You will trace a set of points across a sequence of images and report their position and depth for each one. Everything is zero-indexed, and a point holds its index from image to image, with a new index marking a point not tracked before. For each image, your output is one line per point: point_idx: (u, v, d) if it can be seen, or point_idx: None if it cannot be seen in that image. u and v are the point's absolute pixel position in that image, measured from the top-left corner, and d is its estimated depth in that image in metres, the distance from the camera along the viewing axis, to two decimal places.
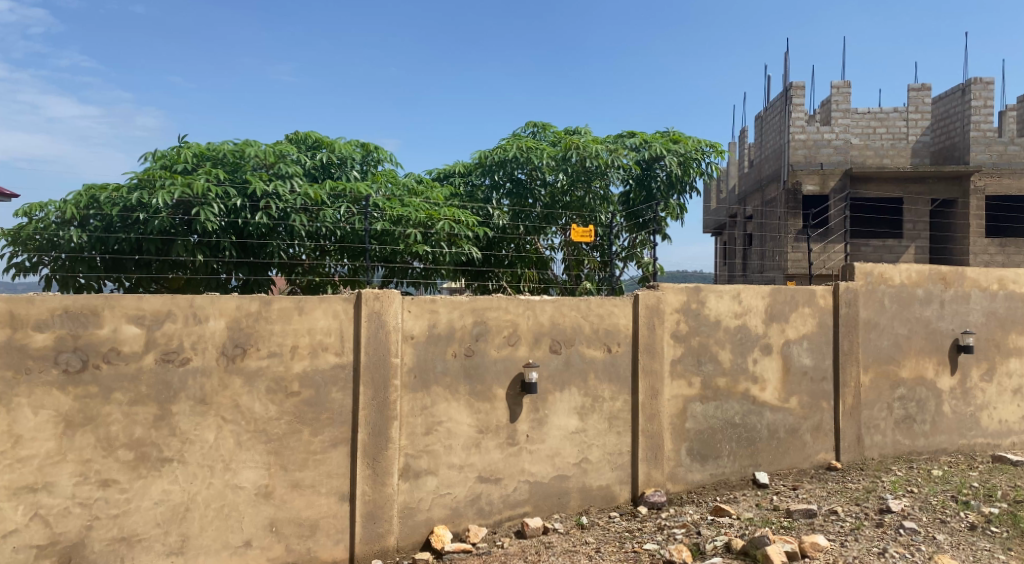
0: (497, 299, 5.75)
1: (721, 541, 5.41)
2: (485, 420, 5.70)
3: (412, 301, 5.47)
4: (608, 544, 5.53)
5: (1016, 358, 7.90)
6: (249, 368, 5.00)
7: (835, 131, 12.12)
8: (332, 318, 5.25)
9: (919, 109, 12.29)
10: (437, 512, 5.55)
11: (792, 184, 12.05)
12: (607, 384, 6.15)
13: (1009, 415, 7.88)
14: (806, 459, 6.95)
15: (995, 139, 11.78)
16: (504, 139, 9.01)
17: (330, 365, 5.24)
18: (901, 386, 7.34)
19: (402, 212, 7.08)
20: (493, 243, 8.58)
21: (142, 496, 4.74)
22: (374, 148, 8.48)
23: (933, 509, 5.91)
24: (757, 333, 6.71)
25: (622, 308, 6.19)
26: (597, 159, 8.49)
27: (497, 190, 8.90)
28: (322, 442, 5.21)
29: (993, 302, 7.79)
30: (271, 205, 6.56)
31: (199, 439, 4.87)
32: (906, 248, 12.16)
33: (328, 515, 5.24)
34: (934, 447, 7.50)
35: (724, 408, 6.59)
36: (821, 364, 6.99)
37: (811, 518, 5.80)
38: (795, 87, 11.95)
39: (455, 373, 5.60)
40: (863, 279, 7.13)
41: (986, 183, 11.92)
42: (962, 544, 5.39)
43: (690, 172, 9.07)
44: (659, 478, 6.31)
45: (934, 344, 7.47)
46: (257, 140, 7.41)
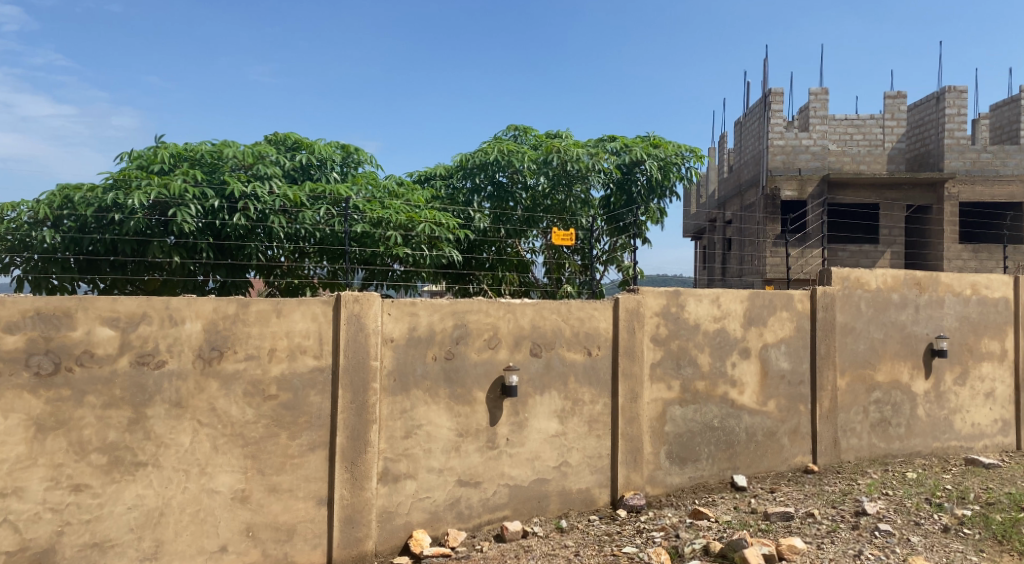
0: (478, 302, 5.73)
1: (699, 544, 5.43)
2: (464, 424, 5.68)
3: (392, 304, 5.44)
4: (588, 547, 5.52)
5: (988, 363, 8.03)
6: (225, 371, 4.95)
7: (813, 137, 12.22)
8: (311, 321, 5.20)
9: (895, 116, 12.46)
10: (416, 516, 5.53)
11: (770, 190, 12.13)
12: (586, 387, 6.15)
13: (982, 418, 8.00)
14: (783, 462, 7.00)
15: (968, 147, 11.98)
16: (485, 142, 9.01)
17: (308, 368, 5.19)
18: (877, 389, 7.42)
19: (382, 214, 7.04)
20: (474, 247, 8.55)
21: (115, 501, 4.67)
22: (354, 150, 8.43)
23: (907, 511, 5.98)
24: (736, 337, 6.76)
25: (602, 311, 6.20)
26: (578, 163, 8.53)
27: (478, 193, 8.89)
28: (299, 446, 5.16)
29: (967, 307, 7.91)
30: (248, 207, 6.50)
31: (174, 443, 4.81)
32: (881, 253, 12.30)
33: (306, 520, 5.19)
34: (909, 450, 7.59)
35: (703, 411, 6.62)
36: (798, 368, 7.05)
37: (787, 520, 5.84)
38: (774, 93, 12.05)
39: (435, 376, 5.58)
40: (840, 284, 7.21)
41: (959, 191, 12.09)
42: (936, 546, 5.46)
43: (669, 177, 9.14)
44: (638, 481, 6.33)
45: (909, 348, 7.57)
46: (235, 140, 7.36)
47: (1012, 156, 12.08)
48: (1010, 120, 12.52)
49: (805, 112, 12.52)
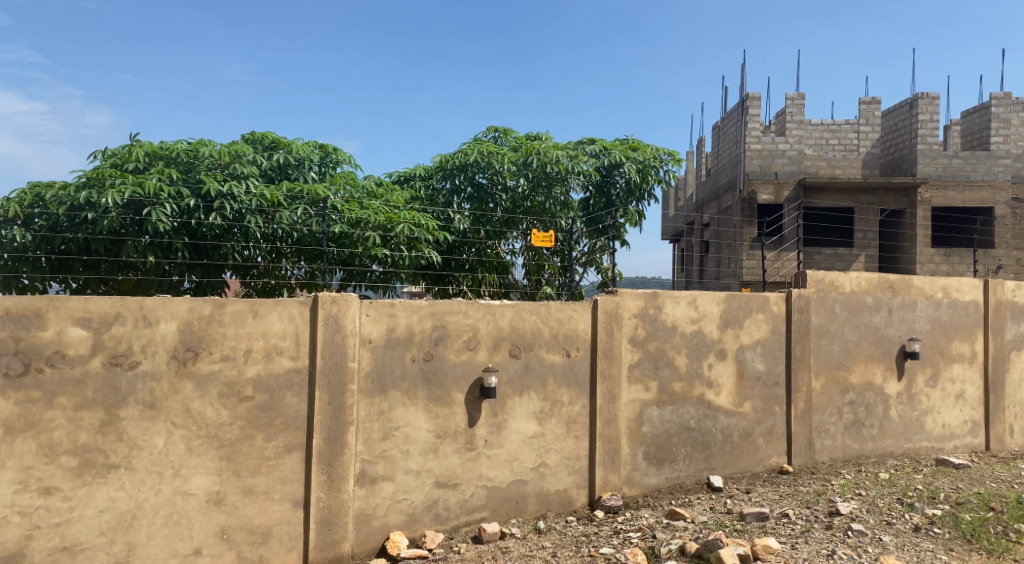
0: (457, 303, 5.73)
1: (676, 545, 5.46)
2: (443, 425, 5.67)
3: (370, 305, 5.41)
4: (565, 549, 5.53)
5: (959, 365, 8.16)
6: (201, 372, 4.90)
7: (789, 142, 12.33)
8: (287, 322, 5.16)
9: (869, 121, 12.66)
10: (393, 518, 5.51)
11: (747, 194, 12.28)
12: (565, 388, 6.17)
13: (952, 419, 8.13)
14: (759, 462, 7.06)
15: (941, 152, 12.19)
16: (465, 143, 9.00)
17: (285, 369, 5.15)
18: (851, 391, 7.52)
19: (360, 214, 7.04)
20: (454, 247, 8.55)
21: (87, 504, 4.60)
22: (333, 150, 8.39)
23: (880, 511, 6.06)
24: (712, 339, 6.81)
25: (581, 313, 6.22)
26: (557, 165, 8.57)
27: (457, 194, 8.88)
28: (275, 448, 5.12)
29: (938, 310, 8.05)
30: (225, 207, 6.43)
31: (147, 445, 4.75)
32: (856, 256, 12.46)
33: (281, 522, 5.14)
34: (881, 451, 7.69)
35: (679, 412, 6.67)
36: (774, 369, 7.13)
37: (762, 521, 5.89)
38: (751, 97, 12.17)
39: (413, 378, 5.57)
40: (815, 287, 7.31)
41: (932, 196, 12.29)
42: (907, 545, 5.54)
43: (648, 180, 9.20)
44: (616, 481, 6.36)
45: (882, 351, 7.68)
46: (211, 139, 7.29)
47: (983, 162, 12.27)
48: (981, 126, 12.73)
49: (782, 117, 12.67)
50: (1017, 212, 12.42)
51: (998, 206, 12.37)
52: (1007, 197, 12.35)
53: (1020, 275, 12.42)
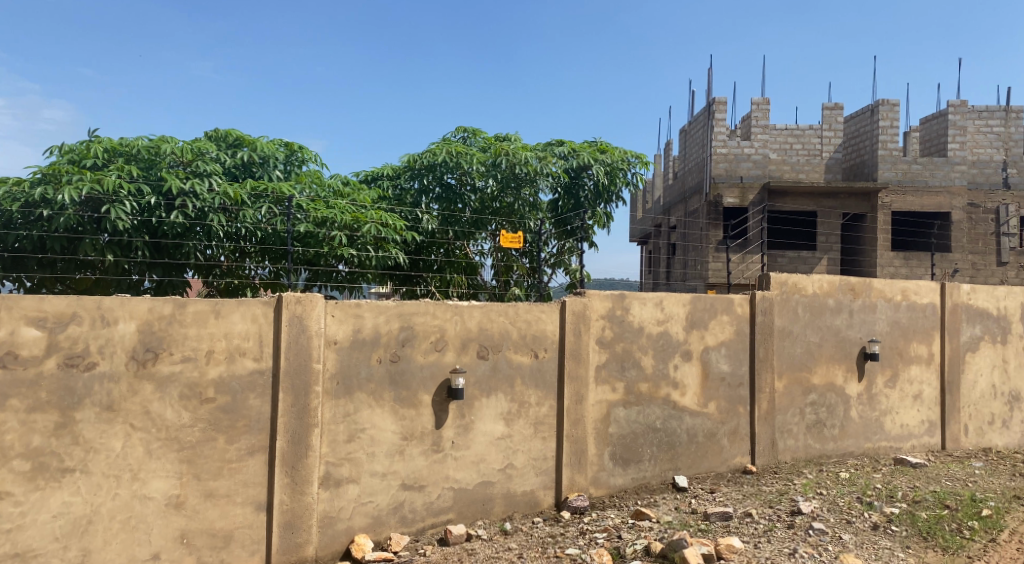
0: (424, 304, 5.70)
1: (641, 545, 5.49)
2: (409, 427, 5.63)
3: (336, 306, 5.35)
4: (531, 550, 5.52)
5: (917, 366, 8.35)
6: (160, 373, 4.80)
7: (754, 146, 12.53)
8: (250, 322, 5.08)
9: (833, 127, 12.92)
10: (358, 521, 5.46)
11: (713, 197, 12.41)
12: (533, 389, 6.17)
13: (910, 419, 8.31)
14: (723, 463, 7.14)
15: (900, 158, 12.48)
16: (434, 143, 8.97)
17: (247, 371, 5.07)
18: (813, 391, 7.64)
19: (326, 213, 6.96)
20: (422, 248, 8.52)
21: (40, 508, 4.48)
22: (299, 148, 8.29)
23: (840, 510, 6.17)
24: (678, 340, 6.88)
25: (549, 314, 6.23)
26: (526, 166, 8.60)
27: (426, 194, 8.83)
28: (237, 451, 5.03)
29: (897, 312, 8.22)
30: (186, 205, 6.32)
31: (104, 448, 4.64)
32: (819, 259, 12.67)
33: (243, 526, 5.06)
34: (842, 451, 7.83)
35: (645, 413, 6.71)
36: (738, 370, 7.22)
37: (726, 520, 5.96)
38: (718, 101, 12.31)
39: (380, 379, 5.52)
40: (778, 289, 7.42)
41: (892, 200, 12.55)
42: (866, 543, 5.64)
43: (616, 182, 9.27)
44: (582, 482, 6.38)
45: (843, 352, 7.82)
46: (173, 136, 7.15)
47: (941, 168, 12.57)
48: (938, 133, 13.06)
49: (748, 122, 12.87)
50: (973, 217, 12.73)
51: (955, 211, 12.66)
52: (964, 203, 12.66)
53: (975, 278, 12.73)
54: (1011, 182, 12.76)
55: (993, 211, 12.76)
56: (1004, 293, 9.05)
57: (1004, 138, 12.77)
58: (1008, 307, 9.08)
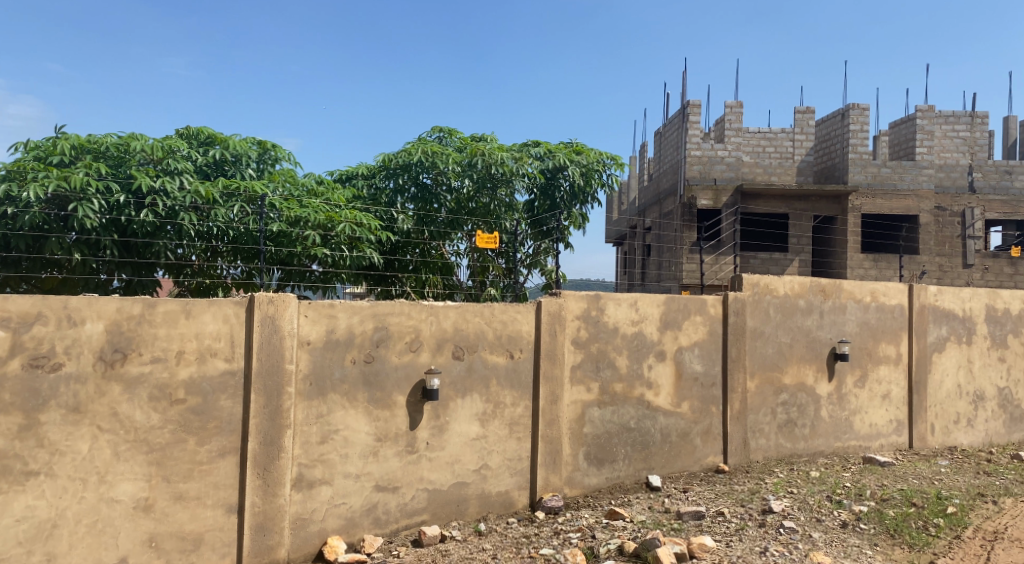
0: (399, 304, 5.68)
1: (614, 544, 5.51)
2: (383, 428, 5.60)
3: (309, 306, 5.31)
4: (505, 550, 5.52)
5: (885, 366, 8.49)
6: (129, 374, 4.72)
7: (728, 149, 12.69)
8: (222, 322, 5.02)
9: (805, 130, 13.16)
10: (331, 523, 5.41)
11: (688, 199, 12.49)
12: (508, 390, 6.17)
13: (878, 419, 8.44)
14: (696, 462, 7.20)
15: (870, 161, 12.69)
16: (409, 142, 8.94)
17: (218, 372, 5.00)
18: (784, 391, 7.73)
19: (300, 213, 6.92)
20: (397, 248, 8.48)
21: (3, 512, 4.38)
22: (272, 147, 8.21)
23: (810, 509, 6.25)
24: (652, 340, 6.93)
25: (524, 315, 6.24)
26: (501, 167, 8.63)
27: (401, 194, 8.79)
28: (208, 452, 4.97)
29: (866, 313, 8.36)
30: (157, 203, 6.23)
31: (71, 451, 4.56)
32: (790, 261, 12.82)
33: (214, 529, 5.00)
34: (813, 450, 7.93)
35: (620, 413, 6.75)
36: (711, 370, 7.28)
37: (699, 519, 6.01)
38: (693, 104, 12.42)
39: (353, 380, 5.49)
40: (751, 290, 7.50)
41: (862, 203, 12.75)
42: (835, 541, 5.72)
43: (591, 183, 9.33)
44: (556, 482, 6.39)
45: (813, 352, 7.93)
46: (143, 133, 7.04)
47: (909, 171, 12.80)
48: (907, 137, 13.30)
49: (721, 125, 13.01)
50: (940, 220, 12.98)
51: (923, 214, 12.89)
52: (931, 206, 12.90)
53: (941, 280, 12.98)
54: (977, 186, 13.04)
55: (959, 214, 13.00)
56: (969, 294, 9.24)
57: (969, 142, 12.93)
58: (973, 309, 9.28)
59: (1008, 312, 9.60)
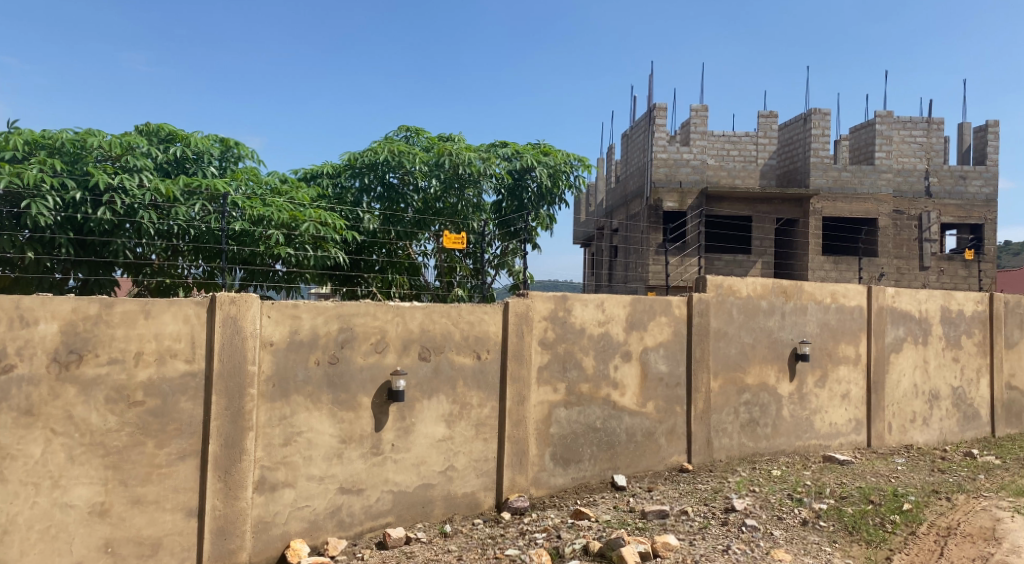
0: (365, 305, 5.63)
1: (579, 544, 5.53)
2: (348, 430, 5.55)
3: (272, 307, 5.23)
4: (471, 551, 5.51)
5: (845, 366, 8.66)
6: (85, 376, 4.61)
7: (693, 152, 12.75)
8: (182, 323, 4.93)
9: (767, 134, 13.31)
10: (294, 526, 5.35)
11: (654, 201, 12.63)
12: (474, 391, 6.16)
13: (838, 418, 8.61)
14: (660, 461, 7.26)
15: (831, 165, 12.95)
16: (375, 141, 8.90)
17: (178, 373, 4.91)
18: (747, 391, 7.84)
19: (263, 212, 6.84)
20: (363, 248, 8.43)
21: None
22: (234, 144, 8.11)
23: (772, 507, 6.35)
24: (618, 341, 6.97)
25: (492, 315, 6.23)
26: (469, 167, 8.65)
27: (367, 193, 8.74)
28: (168, 455, 4.87)
29: (827, 314, 8.51)
30: (115, 201, 6.10)
31: (23, 455, 4.44)
32: (753, 263, 13.01)
33: (173, 533, 4.90)
34: (774, 449, 8.06)
35: (586, 413, 6.78)
36: (675, 370, 7.35)
37: (663, 518, 6.06)
38: (659, 107, 12.53)
39: (317, 382, 5.42)
40: (714, 291, 7.60)
41: (823, 206, 12.99)
42: (795, 539, 5.82)
43: (558, 185, 9.39)
44: (523, 483, 6.39)
45: (775, 353, 8.06)
46: (100, 129, 6.88)
47: (868, 175, 13.03)
48: (867, 142, 13.58)
49: (687, 127, 13.05)
50: (897, 224, 13.30)
51: (881, 217, 13.18)
52: (889, 210, 13.20)
53: (899, 282, 13.27)
54: (933, 190, 13.37)
55: (916, 218, 13.34)
56: (925, 296, 9.48)
57: (925, 148, 13.31)
58: (929, 310, 9.51)
59: (962, 313, 9.87)
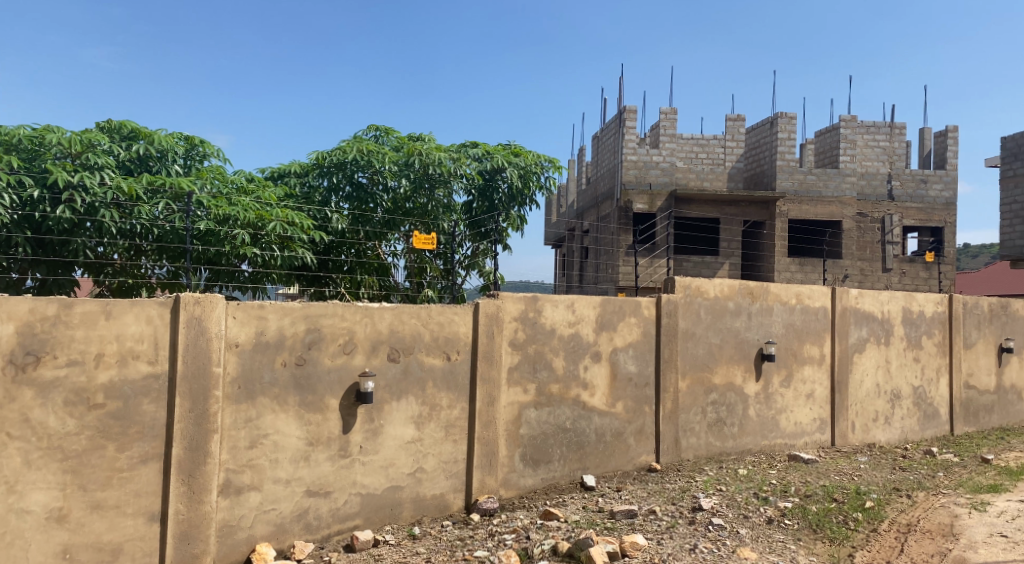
0: (333, 306, 5.57)
1: (549, 545, 5.53)
2: (315, 432, 5.49)
3: (238, 307, 5.15)
4: (439, 553, 5.48)
5: (809, 366, 8.79)
6: (43, 378, 4.50)
7: (662, 154, 12.94)
8: (145, 324, 4.83)
9: (735, 138, 13.51)
10: (260, 529, 5.27)
11: (623, 203, 12.74)
12: (444, 392, 6.14)
13: (803, 417, 8.74)
14: (629, 461, 7.30)
15: (797, 168, 13.16)
16: (344, 140, 8.84)
17: (141, 375, 4.81)
18: (714, 391, 7.93)
19: (228, 211, 6.74)
20: (331, 248, 8.35)
21: None
22: (199, 142, 7.99)
23: (738, 506, 6.42)
24: (588, 342, 7.00)
25: (462, 316, 6.22)
26: (439, 167, 8.65)
27: (335, 193, 8.65)
28: (129, 459, 4.77)
29: (792, 315, 8.64)
30: (75, 199, 5.97)
31: None
32: (721, 264, 13.16)
33: (134, 538, 4.80)
34: (741, 448, 8.15)
35: (556, 414, 6.79)
36: (644, 371, 7.40)
37: (631, 518, 6.10)
38: (629, 110, 12.62)
39: (284, 384, 5.35)
40: (682, 292, 7.67)
41: (789, 209, 13.19)
42: (761, 537, 5.89)
43: (529, 185, 9.42)
44: (492, 484, 6.38)
45: (742, 353, 8.16)
46: (59, 125, 6.71)
47: (832, 179, 13.30)
48: (831, 146, 13.84)
49: (655, 131, 13.32)
50: (861, 226, 13.55)
51: (845, 220, 13.42)
52: (853, 212, 13.44)
53: (863, 283, 13.53)
54: (895, 194, 13.65)
55: (879, 220, 13.60)
56: (887, 297, 9.67)
57: (888, 152, 13.56)
58: (891, 311, 9.71)
59: (922, 314, 10.09)
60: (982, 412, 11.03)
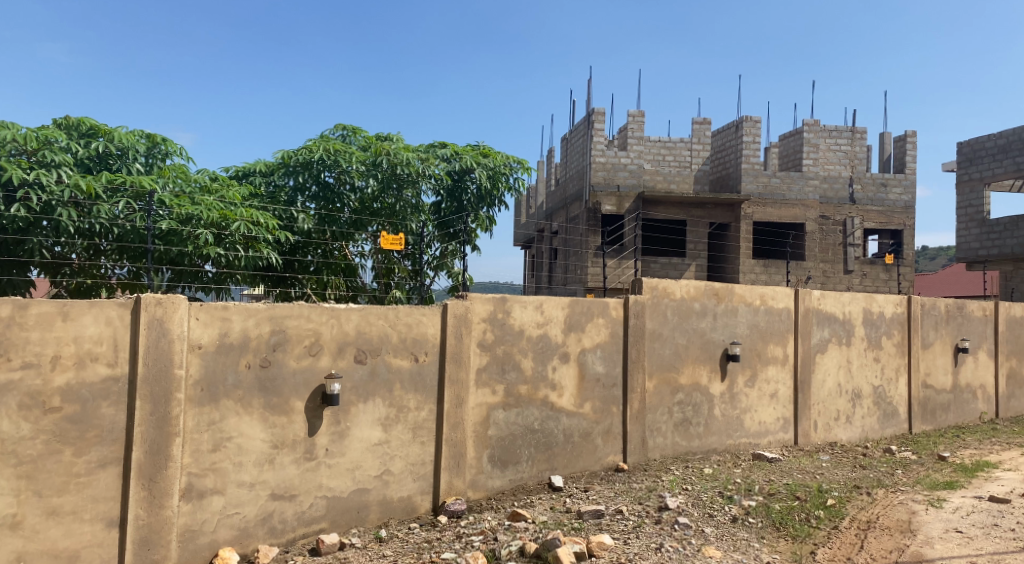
0: (298, 307, 5.51)
1: (516, 545, 5.53)
2: (280, 435, 5.42)
3: (201, 308, 5.07)
4: (406, 556, 5.45)
5: (773, 366, 8.93)
6: None
7: (630, 156, 13.00)
8: (104, 325, 4.72)
9: (701, 141, 13.62)
10: (223, 534, 5.18)
11: (593, 204, 12.83)
12: (412, 393, 6.10)
13: (767, 417, 8.86)
14: (597, 461, 7.34)
15: (761, 171, 13.36)
16: (310, 140, 8.77)
17: (100, 378, 4.70)
18: (680, 391, 8.00)
19: (191, 210, 6.64)
20: (298, 248, 8.26)
21: None
22: (161, 141, 7.86)
23: (704, 505, 6.50)
24: (557, 342, 7.02)
25: (430, 317, 6.19)
26: (407, 167, 8.62)
27: (301, 192, 8.57)
28: (87, 463, 4.66)
29: (757, 316, 8.77)
30: (31, 197, 5.82)
31: None
32: (688, 265, 13.29)
33: (92, 544, 4.68)
34: (706, 447, 8.24)
35: (524, 415, 6.79)
36: (612, 371, 7.45)
37: (598, 518, 6.13)
38: (597, 112, 12.70)
39: (248, 386, 5.28)
40: (649, 293, 7.73)
41: (754, 211, 13.39)
42: (725, 535, 5.97)
43: (498, 186, 9.43)
44: (460, 486, 6.37)
45: (708, 353, 8.25)
46: (14, 122, 6.53)
47: (796, 182, 13.54)
48: (795, 149, 14.09)
49: (625, 133, 13.28)
50: (823, 228, 13.80)
51: (809, 222, 13.66)
52: (816, 215, 13.69)
53: (825, 285, 13.79)
54: (856, 197, 13.93)
55: (841, 223, 13.86)
56: (848, 298, 9.86)
57: (849, 156, 13.88)
58: (852, 312, 9.90)
59: (882, 315, 10.31)
60: (939, 410, 11.31)
